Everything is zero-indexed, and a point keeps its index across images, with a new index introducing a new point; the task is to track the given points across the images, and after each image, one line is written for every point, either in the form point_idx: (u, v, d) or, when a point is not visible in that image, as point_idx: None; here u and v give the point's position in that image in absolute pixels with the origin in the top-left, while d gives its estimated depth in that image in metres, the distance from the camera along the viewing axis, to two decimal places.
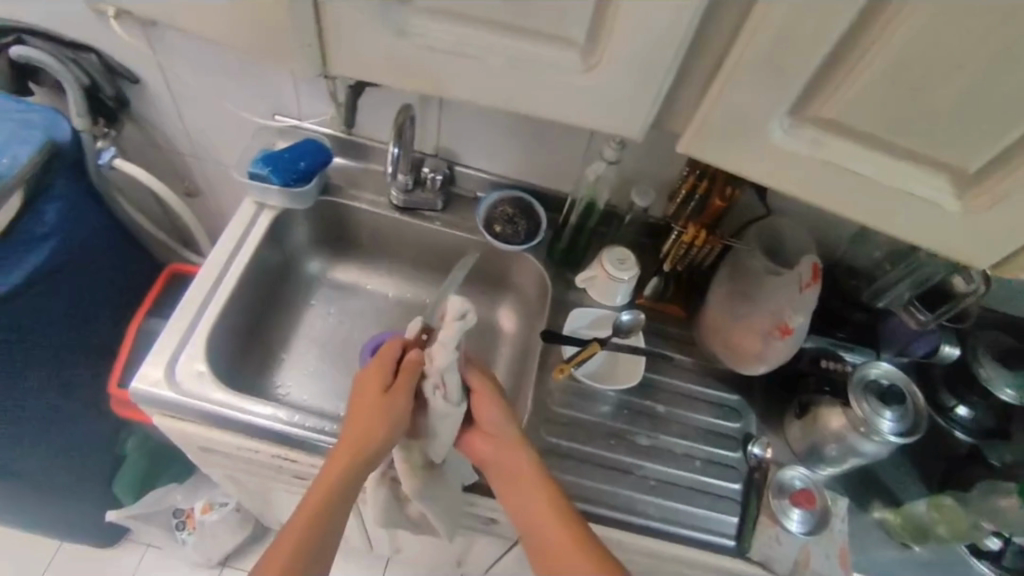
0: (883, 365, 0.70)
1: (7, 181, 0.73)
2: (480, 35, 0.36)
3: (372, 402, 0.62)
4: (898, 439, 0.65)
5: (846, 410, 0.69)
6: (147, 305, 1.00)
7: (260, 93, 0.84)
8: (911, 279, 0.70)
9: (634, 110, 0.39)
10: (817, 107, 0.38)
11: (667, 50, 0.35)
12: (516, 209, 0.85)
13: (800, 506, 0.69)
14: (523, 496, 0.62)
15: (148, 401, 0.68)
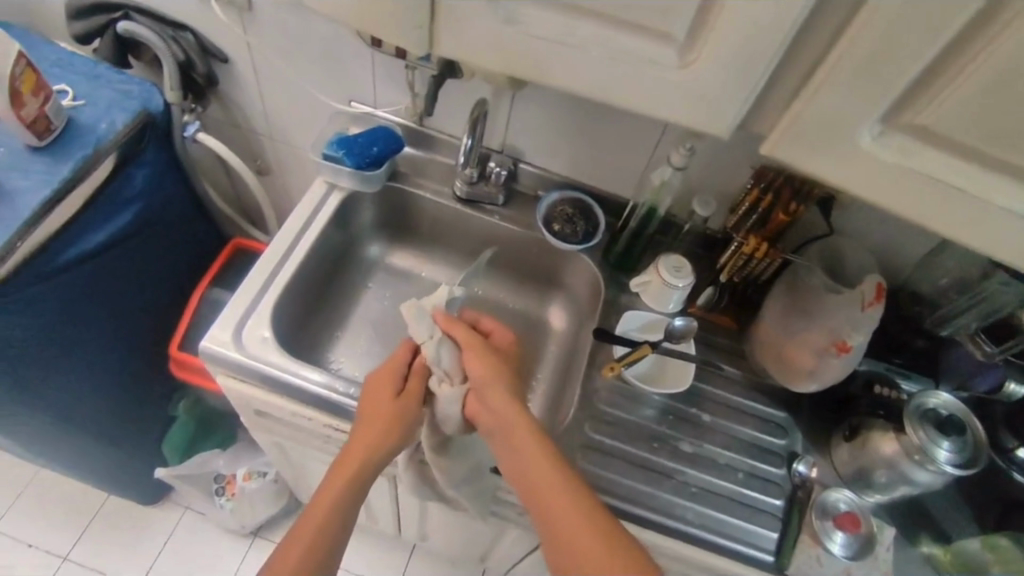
0: (942, 395, 0.68)
1: (104, 145, 0.79)
2: (584, 27, 0.38)
3: (385, 407, 0.64)
4: (955, 470, 0.63)
5: (900, 437, 0.67)
6: (211, 275, 1.04)
7: (340, 79, 0.87)
8: (977, 310, 0.69)
9: (725, 108, 0.40)
10: (911, 115, 0.36)
11: (767, 51, 0.36)
12: (575, 210, 0.87)
13: (844, 529, 0.68)
14: (522, 461, 0.60)
15: (213, 359, 0.70)
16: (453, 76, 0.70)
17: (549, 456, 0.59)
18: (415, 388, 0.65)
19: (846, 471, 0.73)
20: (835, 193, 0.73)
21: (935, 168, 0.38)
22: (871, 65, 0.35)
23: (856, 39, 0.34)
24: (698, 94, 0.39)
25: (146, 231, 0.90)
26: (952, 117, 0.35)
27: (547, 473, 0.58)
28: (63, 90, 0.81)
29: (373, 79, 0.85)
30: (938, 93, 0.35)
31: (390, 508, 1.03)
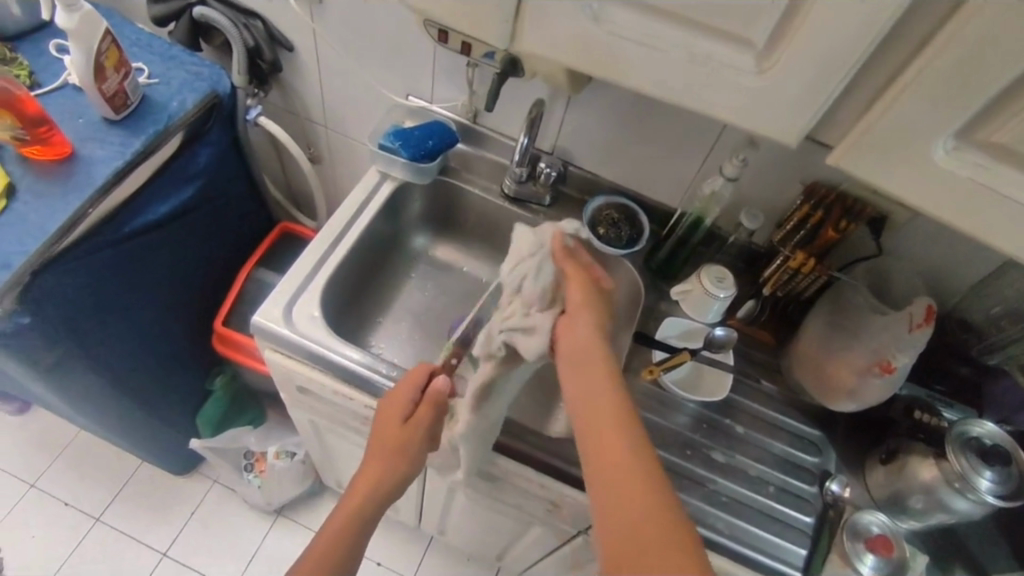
0: (987, 424, 0.67)
1: (174, 122, 0.82)
2: (664, 29, 0.39)
3: (391, 435, 0.64)
4: (995, 501, 0.62)
5: (939, 463, 0.67)
6: (259, 255, 1.07)
7: (401, 73, 0.90)
8: None
9: (796, 116, 0.41)
10: (988, 131, 0.37)
11: (844, 62, 0.36)
12: (621, 214, 0.86)
13: (876, 552, 0.66)
14: (592, 389, 0.55)
15: (264, 334, 0.73)
16: (514, 75, 0.72)
17: (623, 399, 0.54)
18: (425, 413, 0.64)
19: (880, 494, 0.72)
20: (887, 215, 0.72)
21: (1007, 188, 0.38)
22: (950, 81, 0.35)
23: (937, 54, 0.35)
24: (771, 100, 0.40)
25: (203, 208, 0.93)
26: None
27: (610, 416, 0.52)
28: (140, 68, 0.85)
29: (433, 74, 0.88)
30: (1015, 113, 0.35)
31: (414, 497, 1.04)
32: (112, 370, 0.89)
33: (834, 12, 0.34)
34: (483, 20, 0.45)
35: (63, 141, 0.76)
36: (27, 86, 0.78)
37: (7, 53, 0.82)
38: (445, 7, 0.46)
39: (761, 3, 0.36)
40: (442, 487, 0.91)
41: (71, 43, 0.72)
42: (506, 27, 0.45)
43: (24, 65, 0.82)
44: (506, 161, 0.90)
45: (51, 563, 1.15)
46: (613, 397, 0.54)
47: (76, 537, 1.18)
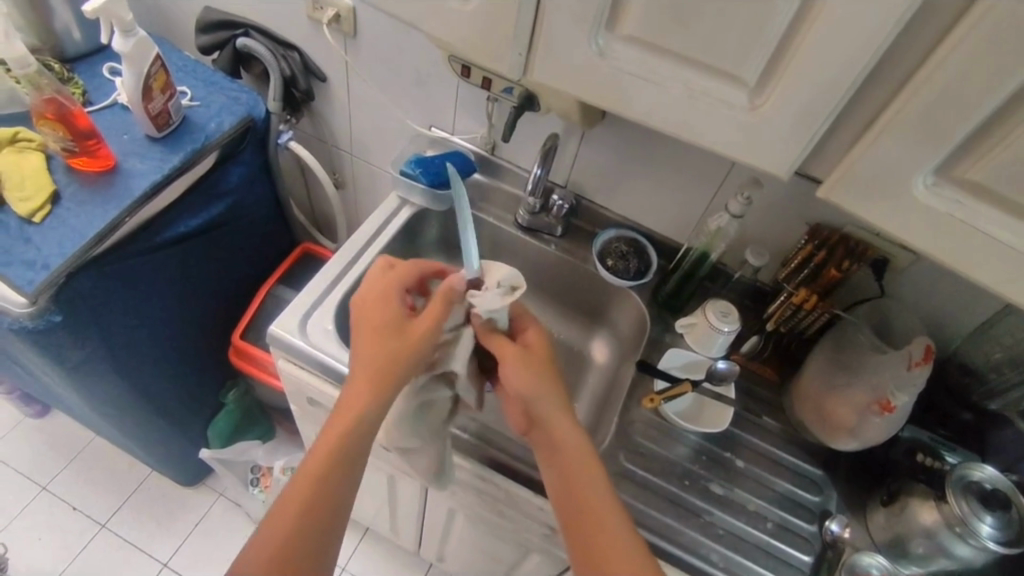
0: (989, 469, 0.66)
1: (211, 142, 0.87)
2: (665, 65, 0.43)
3: (390, 337, 0.61)
4: (997, 547, 0.61)
5: (938, 506, 0.66)
6: (279, 274, 1.11)
7: (425, 106, 0.95)
8: None
9: (786, 151, 0.43)
10: (965, 169, 0.39)
11: (828, 103, 0.39)
12: (629, 247, 0.90)
13: None
14: (565, 445, 0.61)
15: (279, 343, 0.75)
16: (530, 108, 0.77)
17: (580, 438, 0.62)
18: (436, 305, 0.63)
19: (881, 537, 0.71)
20: (889, 256, 0.74)
21: (989, 226, 0.40)
22: (928, 121, 0.38)
23: (918, 93, 0.37)
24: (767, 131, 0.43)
25: (230, 225, 0.98)
26: (1004, 175, 0.38)
27: (577, 464, 0.60)
28: (184, 91, 0.91)
29: (455, 107, 0.93)
30: (990, 151, 0.38)
31: (414, 520, 1.04)
32: (133, 375, 0.93)
33: (821, 55, 0.38)
34: (500, 53, 0.49)
35: (108, 154, 0.81)
36: (80, 103, 0.85)
37: (65, 72, 0.88)
38: (465, 42, 0.51)
39: (754, 43, 0.39)
40: (442, 508, 0.91)
41: (124, 66, 0.78)
42: (522, 59, 0.49)
43: (79, 84, 0.88)
44: (521, 193, 0.94)
45: (55, 565, 1.17)
46: (575, 441, 0.61)
47: (81, 541, 1.20)
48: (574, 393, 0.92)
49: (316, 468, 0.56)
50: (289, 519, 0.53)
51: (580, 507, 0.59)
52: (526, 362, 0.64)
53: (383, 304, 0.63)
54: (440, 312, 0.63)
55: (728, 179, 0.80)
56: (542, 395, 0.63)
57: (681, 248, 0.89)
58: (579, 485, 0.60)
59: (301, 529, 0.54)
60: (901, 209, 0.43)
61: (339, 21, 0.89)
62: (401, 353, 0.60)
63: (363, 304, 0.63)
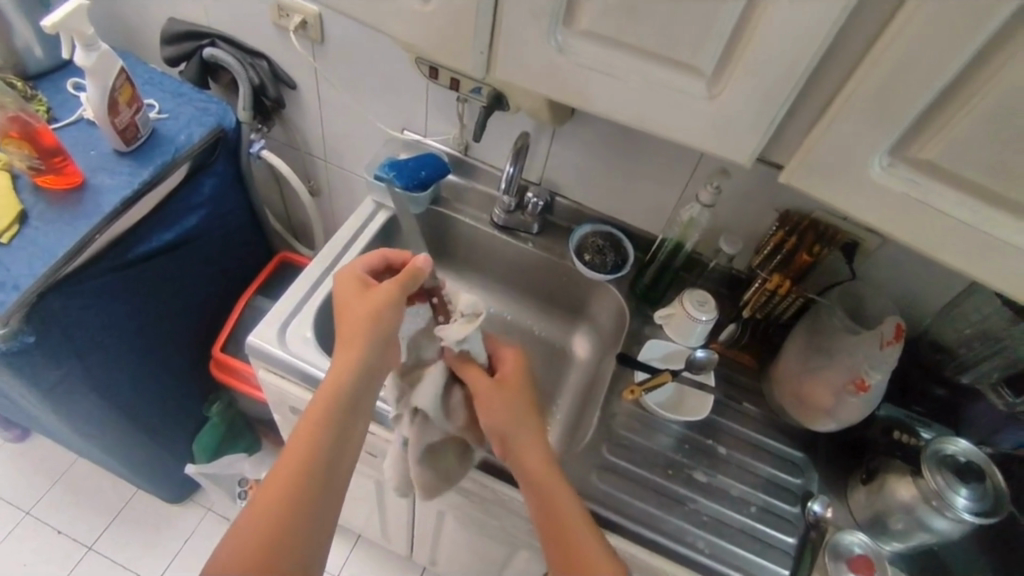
0: (962, 443, 0.68)
1: (180, 154, 0.87)
2: (624, 59, 0.44)
3: (358, 310, 0.61)
4: (973, 518, 0.63)
5: (916, 481, 0.67)
6: (258, 284, 1.11)
7: (397, 109, 0.95)
8: (999, 360, 0.71)
9: (746, 139, 0.44)
10: (917, 148, 0.41)
11: (783, 91, 0.40)
12: (606, 242, 0.91)
13: (859, 572, 0.66)
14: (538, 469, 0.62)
15: (259, 354, 0.75)
16: (500, 107, 0.77)
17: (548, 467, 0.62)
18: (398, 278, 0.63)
19: (863, 515, 0.72)
20: (859, 239, 0.76)
21: (942, 203, 0.42)
22: (880, 103, 0.39)
23: (871, 76, 0.38)
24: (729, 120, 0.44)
25: (205, 238, 0.97)
26: (953, 152, 0.39)
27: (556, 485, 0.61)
28: (151, 104, 0.91)
29: (426, 109, 0.93)
30: (938, 130, 0.39)
31: (405, 525, 1.04)
32: (112, 393, 0.92)
33: (773, 43, 0.38)
34: (462, 54, 0.49)
35: (75, 171, 0.80)
36: (44, 120, 0.83)
37: (28, 90, 0.87)
38: (428, 43, 0.51)
39: (708, 33, 0.40)
40: (431, 510, 0.91)
41: (88, 81, 0.77)
42: (484, 59, 0.49)
43: (43, 101, 0.87)
44: (496, 192, 0.95)
45: None
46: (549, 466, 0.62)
47: (68, 565, 1.18)
48: (557, 389, 0.92)
49: (303, 442, 0.56)
50: (280, 498, 0.53)
51: (550, 506, 0.60)
52: (500, 396, 0.65)
53: (355, 280, 0.64)
54: (405, 285, 0.63)
55: (698, 170, 0.81)
56: (514, 429, 0.64)
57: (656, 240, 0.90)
58: (556, 506, 0.60)
59: (293, 505, 0.53)
60: (857, 189, 0.44)
61: (305, 27, 0.89)
62: (370, 323, 0.60)
63: (339, 283, 0.64)
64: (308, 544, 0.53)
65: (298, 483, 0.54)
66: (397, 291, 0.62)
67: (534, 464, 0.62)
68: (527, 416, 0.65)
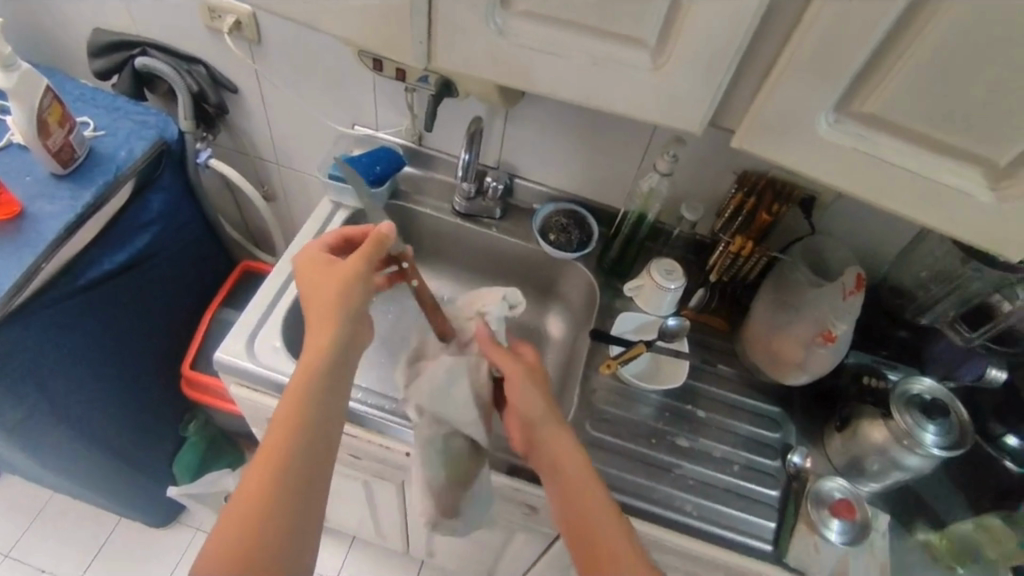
0: (927, 381, 0.71)
1: (123, 171, 0.83)
2: (566, 37, 0.43)
3: (323, 290, 0.61)
4: (942, 453, 0.65)
5: (887, 423, 0.69)
6: (222, 296, 1.08)
7: (344, 104, 0.93)
8: (956, 297, 0.73)
9: (695, 107, 0.44)
10: (860, 103, 0.41)
11: (726, 57, 0.40)
12: (569, 219, 0.91)
13: (840, 515, 0.69)
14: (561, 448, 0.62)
15: (229, 369, 0.73)
16: (449, 94, 0.76)
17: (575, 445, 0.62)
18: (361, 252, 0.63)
19: (840, 461, 0.75)
20: (816, 194, 0.77)
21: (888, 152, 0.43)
22: (821, 61, 0.39)
23: (809, 35, 0.39)
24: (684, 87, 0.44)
25: (161, 255, 0.94)
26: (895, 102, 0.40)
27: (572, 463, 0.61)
28: (85, 121, 0.86)
29: (374, 102, 0.91)
30: (880, 84, 0.40)
31: (398, 521, 1.04)
32: (80, 424, 0.89)
33: (712, 9, 0.38)
34: (403, 46, 0.48)
35: (11, 200, 0.76)
36: None
37: None
38: (366, 36, 0.49)
39: (647, 5, 0.39)
40: None
41: (14, 105, 0.73)
42: (425, 48, 0.48)
43: None
44: (454, 180, 0.93)
45: None
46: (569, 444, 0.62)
47: None
48: None
49: (282, 430, 0.55)
50: (263, 486, 0.52)
51: (568, 486, 0.60)
52: (530, 379, 0.66)
53: (317, 261, 0.64)
54: (368, 255, 0.63)
55: (653, 139, 0.81)
56: (542, 410, 0.64)
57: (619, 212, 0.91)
58: (575, 486, 0.60)
59: (276, 493, 0.52)
60: (808, 148, 0.45)
61: (239, 27, 0.85)
62: (337, 301, 0.60)
63: (301, 266, 0.64)
64: (296, 527, 0.52)
65: (280, 470, 0.53)
66: (362, 269, 0.62)
67: (559, 444, 0.62)
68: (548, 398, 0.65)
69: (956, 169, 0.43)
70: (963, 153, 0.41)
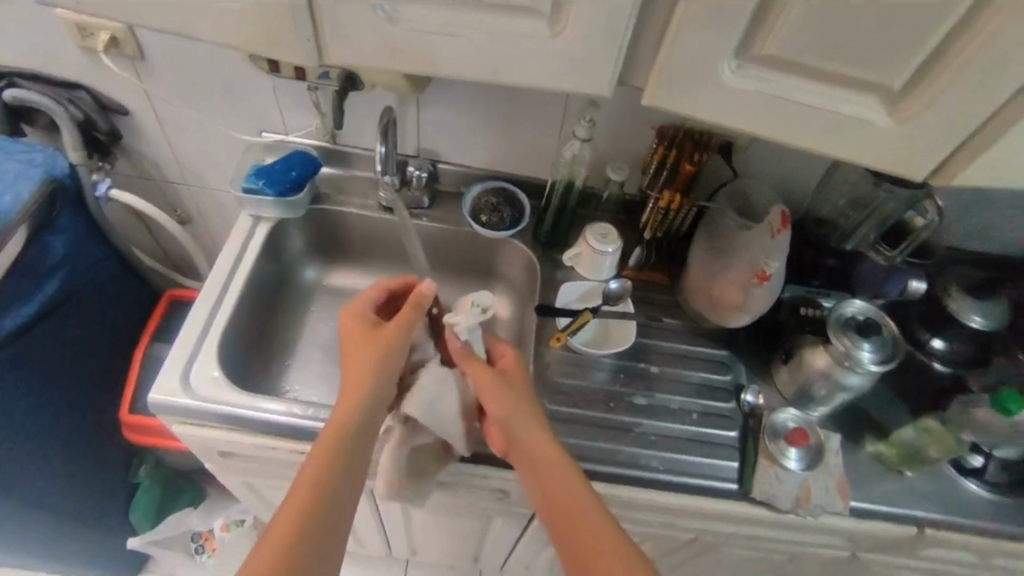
0: (857, 303, 0.74)
1: (13, 216, 0.74)
2: (460, 15, 0.42)
3: (363, 344, 0.63)
4: (879, 368, 0.69)
5: (827, 348, 0.72)
6: (150, 331, 1.02)
7: (247, 112, 0.88)
8: (872, 219, 0.76)
9: (601, 69, 0.44)
10: (758, 46, 0.42)
11: (622, 16, 0.40)
12: (499, 198, 0.90)
13: (796, 444, 0.72)
14: (543, 454, 0.61)
15: (165, 410, 0.69)
16: (355, 88, 0.74)
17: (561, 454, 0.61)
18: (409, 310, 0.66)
19: (789, 391, 0.78)
20: (732, 139, 0.79)
21: (792, 90, 0.43)
22: (714, 8, 0.39)
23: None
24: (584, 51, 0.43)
25: (74, 300, 0.88)
26: (790, 40, 0.41)
27: (555, 469, 0.60)
28: None
29: (279, 105, 0.87)
30: (773, 24, 0.40)
31: (375, 527, 1.02)
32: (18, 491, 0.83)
33: None
34: (289, 45, 0.45)
35: None
36: None
37: None
38: (248, 40, 0.46)
39: None
40: (396, 507, 0.90)
41: None
42: (315, 45, 0.45)
43: None
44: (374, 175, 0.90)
45: None
46: (556, 452, 0.61)
47: None
48: None
49: (311, 474, 0.56)
50: (289, 530, 0.53)
51: (552, 491, 0.59)
52: (504, 384, 0.65)
53: (360, 318, 0.66)
54: (414, 315, 0.66)
55: (569, 105, 0.80)
56: (518, 418, 0.62)
57: (547, 183, 0.90)
58: (559, 491, 0.59)
59: (300, 536, 0.53)
60: (716, 96, 0.45)
61: (117, 44, 0.79)
62: (377, 355, 0.62)
63: (345, 320, 0.66)
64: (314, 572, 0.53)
65: (303, 515, 0.54)
66: (403, 330, 0.64)
67: (541, 450, 0.61)
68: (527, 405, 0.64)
69: (854, 98, 0.44)
70: (859, 81, 0.43)
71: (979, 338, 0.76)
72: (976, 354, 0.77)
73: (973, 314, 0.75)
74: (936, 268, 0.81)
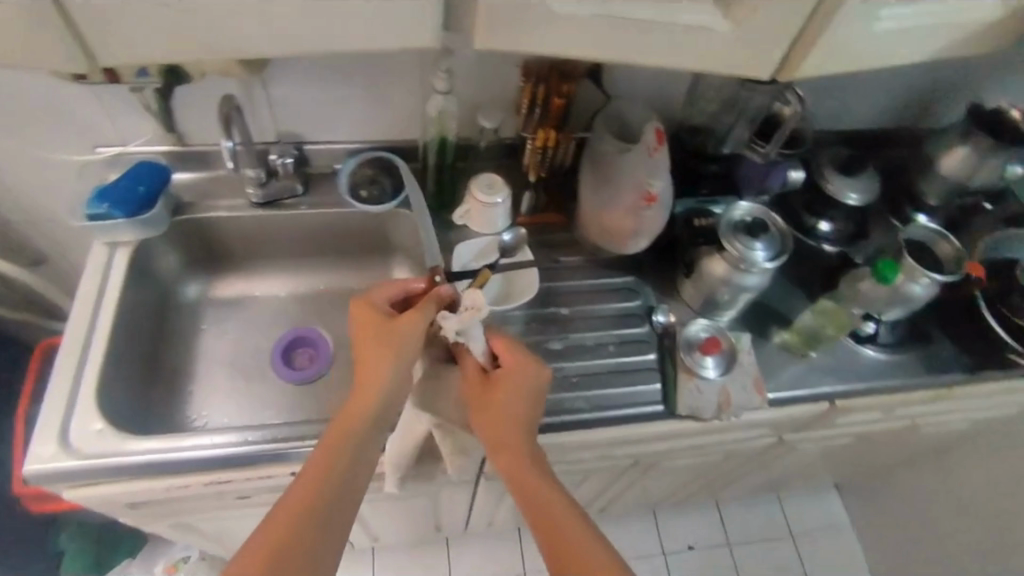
0: (743, 205, 0.75)
1: None
2: None
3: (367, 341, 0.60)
4: (772, 263, 0.71)
5: (723, 255, 0.74)
6: (28, 391, 0.92)
7: (72, 128, 0.78)
8: (743, 119, 0.77)
9: None
10: None
11: None
12: (376, 170, 0.84)
13: (710, 352, 0.74)
14: (525, 458, 0.58)
15: (53, 476, 0.63)
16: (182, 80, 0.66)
17: (537, 461, 0.58)
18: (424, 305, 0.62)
19: (696, 302, 0.80)
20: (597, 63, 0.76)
21: None
22: None
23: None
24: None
25: None
26: None
27: (531, 477, 0.57)
28: None
29: (106, 114, 0.77)
30: None
31: None
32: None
33: None
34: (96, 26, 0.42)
35: None
36: None
37: None
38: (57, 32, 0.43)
39: None
40: None
41: None
42: None
43: None
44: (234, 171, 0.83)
45: None
46: (530, 452, 0.59)
47: None
48: None
49: (314, 470, 0.54)
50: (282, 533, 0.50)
51: (535, 496, 0.56)
52: (497, 383, 0.61)
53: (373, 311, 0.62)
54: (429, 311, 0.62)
55: (425, 57, 0.75)
56: (510, 418, 0.60)
57: (421, 143, 0.85)
58: (537, 494, 0.56)
59: (296, 539, 0.50)
60: None
61: None
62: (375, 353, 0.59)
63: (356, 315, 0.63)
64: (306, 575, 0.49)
65: (294, 518, 0.51)
66: (407, 326, 0.60)
67: (517, 458, 0.58)
68: (523, 404, 0.61)
69: None
70: None
71: (855, 213, 0.85)
72: (854, 229, 0.86)
73: (849, 194, 0.82)
74: (811, 155, 0.85)
